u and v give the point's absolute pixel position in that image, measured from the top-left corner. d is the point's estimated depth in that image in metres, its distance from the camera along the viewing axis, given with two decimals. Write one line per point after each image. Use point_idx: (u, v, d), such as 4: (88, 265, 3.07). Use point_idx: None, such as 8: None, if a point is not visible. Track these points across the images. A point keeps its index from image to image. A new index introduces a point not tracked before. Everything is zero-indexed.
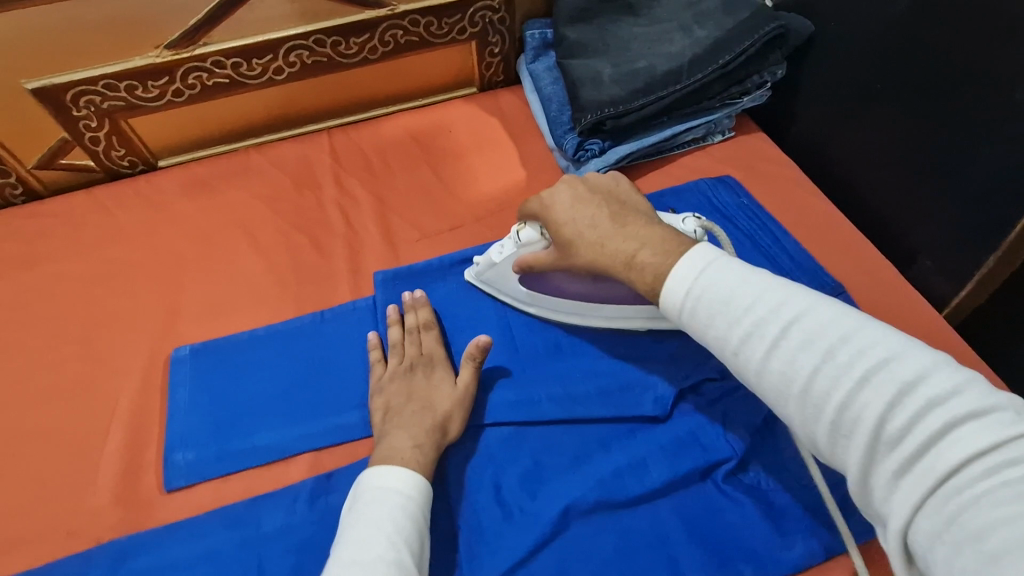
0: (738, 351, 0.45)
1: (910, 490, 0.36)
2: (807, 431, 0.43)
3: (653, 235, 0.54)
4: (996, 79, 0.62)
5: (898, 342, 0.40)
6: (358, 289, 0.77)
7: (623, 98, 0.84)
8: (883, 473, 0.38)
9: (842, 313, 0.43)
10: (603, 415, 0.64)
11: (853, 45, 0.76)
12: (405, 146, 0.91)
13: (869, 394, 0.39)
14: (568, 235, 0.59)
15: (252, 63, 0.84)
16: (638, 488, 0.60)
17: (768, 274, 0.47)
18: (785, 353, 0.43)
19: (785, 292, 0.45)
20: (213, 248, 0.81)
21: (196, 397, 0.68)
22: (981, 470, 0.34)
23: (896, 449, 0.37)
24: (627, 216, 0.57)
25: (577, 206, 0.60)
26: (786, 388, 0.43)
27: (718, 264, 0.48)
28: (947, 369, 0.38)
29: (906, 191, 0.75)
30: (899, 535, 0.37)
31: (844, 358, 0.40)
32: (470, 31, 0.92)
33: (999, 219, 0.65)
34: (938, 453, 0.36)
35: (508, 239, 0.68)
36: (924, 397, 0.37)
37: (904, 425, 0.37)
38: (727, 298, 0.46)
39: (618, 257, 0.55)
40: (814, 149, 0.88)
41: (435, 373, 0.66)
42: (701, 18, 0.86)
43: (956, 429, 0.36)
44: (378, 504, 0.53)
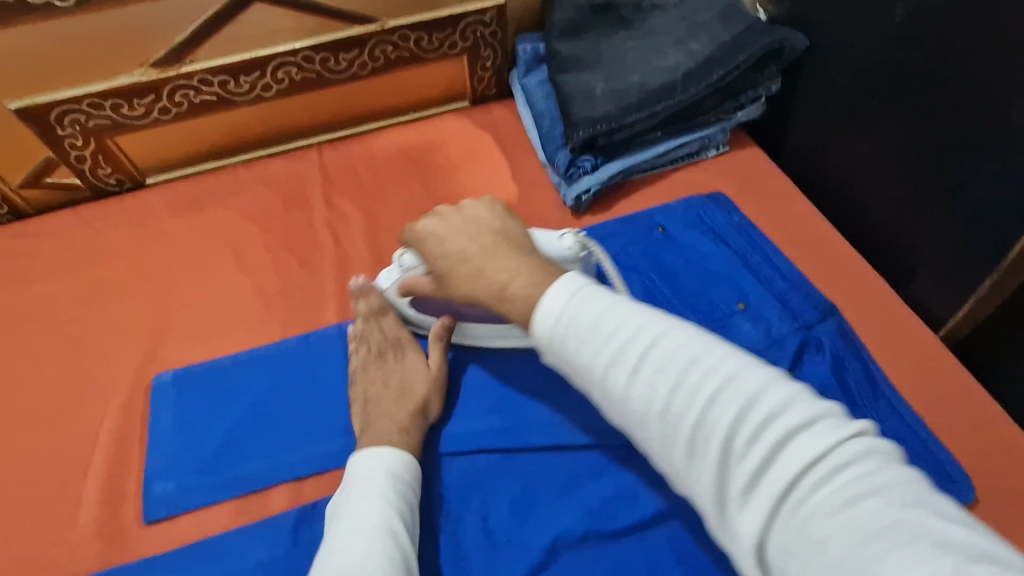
0: (602, 377, 0.45)
1: (758, 505, 0.37)
2: (667, 455, 0.43)
3: (525, 266, 0.54)
4: (991, 99, 0.60)
5: (738, 360, 0.42)
6: (345, 311, 0.76)
7: (616, 113, 0.82)
8: (734, 490, 0.39)
9: (692, 335, 0.45)
10: (592, 442, 0.63)
11: (847, 60, 0.75)
12: (395, 162, 0.90)
13: (717, 412, 0.40)
14: (445, 267, 0.60)
15: (240, 80, 0.83)
16: (629, 519, 0.59)
17: (628, 300, 0.49)
18: (643, 377, 0.43)
19: (642, 317, 0.46)
20: (200, 269, 0.80)
21: (179, 424, 0.67)
22: (814, 480, 0.36)
23: (743, 464, 0.38)
24: (502, 246, 0.58)
25: (454, 237, 0.60)
26: (645, 411, 0.43)
27: (585, 290, 0.49)
28: (779, 383, 0.41)
29: (902, 208, 0.74)
30: (755, 551, 0.37)
31: (694, 378, 0.42)
32: (461, 45, 0.91)
33: (996, 240, 0.63)
34: (780, 463, 0.37)
35: (393, 265, 0.69)
36: (763, 411, 0.39)
37: (748, 439, 0.39)
38: (593, 323, 0.46)
39: (493, 289, 0.55)
40: (810, 164, 0.87)
41: (407, 356, 0.68)
42: (695, 32, 0.85)
43: (791, 439, 0.38)
44: (371, 481, 0.56)
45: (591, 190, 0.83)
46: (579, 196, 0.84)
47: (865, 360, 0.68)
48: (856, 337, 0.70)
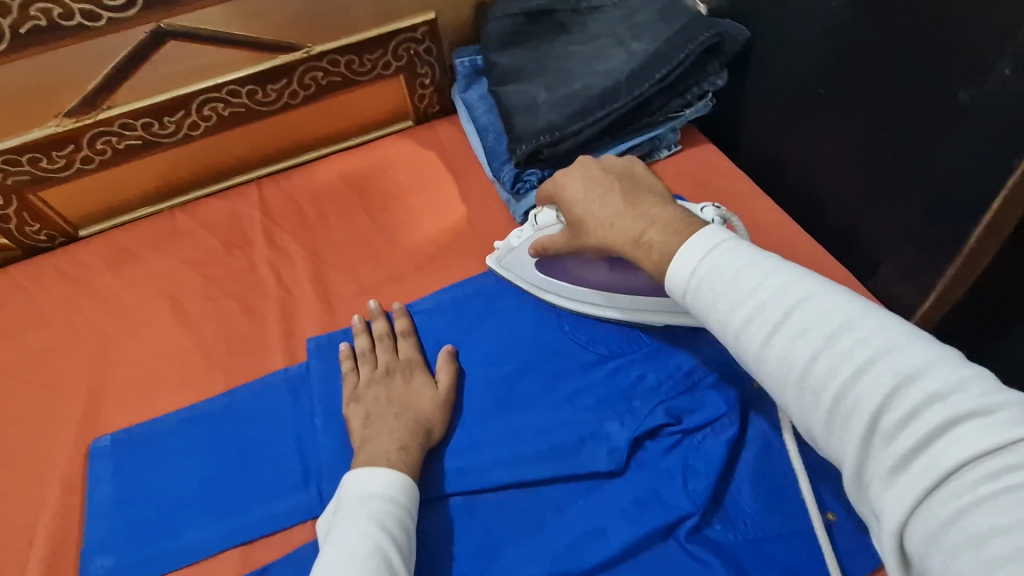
0: (739, 336, 0.43)
1: (903, 492, 0.33)
2: (807, 420, 0.40)
3: (667, 216, 0.52)
4: (939, 84, 0.56)
5: (902, 335, 0.37)
6: (291, 355, 0.72)
7: (560, 122, 0.79)
8: (876, 472, 0.35)
9: (848, 302, 0.40)
10: (554, 475, 0.60)
11: (792, 47, 0.72)
12: (339, 192, 0.86)
13: (865, 384, 0.36)
14: (581, 215, 0.59)
15: (164, 121, 0.80)
16: (597, 557, 0.56)
17: (777, 259, 0.44)
18: (785, 342, 0.40)
19: (790, 280, 0.42)
20: (138, 323, 0.76)
21: (115, 493, 0.63)
22: (978, 476, 0.31)
23: (890, 445, 0.35)
24: (640, 198, 0.56)
25: (592, 187, 0.59)
26: (783, 376, 0.40)
27: (726, 251, 0.45)
28: (948, 366, 0.35)
29: (863, 197, 0.70)
30: (896, 535, 0.34)
31: (846, 346, 0.38)
32: (395, 64, 0.88)
33: (957, 228, 0.59)
34: (938, 450, 0.33)
35: (527, 223, 0.69)
36: (923, 390, 0.34)
37: (900, 417, 0.34)
38: (734, 281, 0.43)
39: (627, 237, 0.53)
40: (766, 157, 0.83)
41: (413, 376, 0.66)
42: (636, 31, 0.82)
43: (958, 425, 0.33)
44: (367, 506, 0.52)
45: None
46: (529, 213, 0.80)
47: None
48: None
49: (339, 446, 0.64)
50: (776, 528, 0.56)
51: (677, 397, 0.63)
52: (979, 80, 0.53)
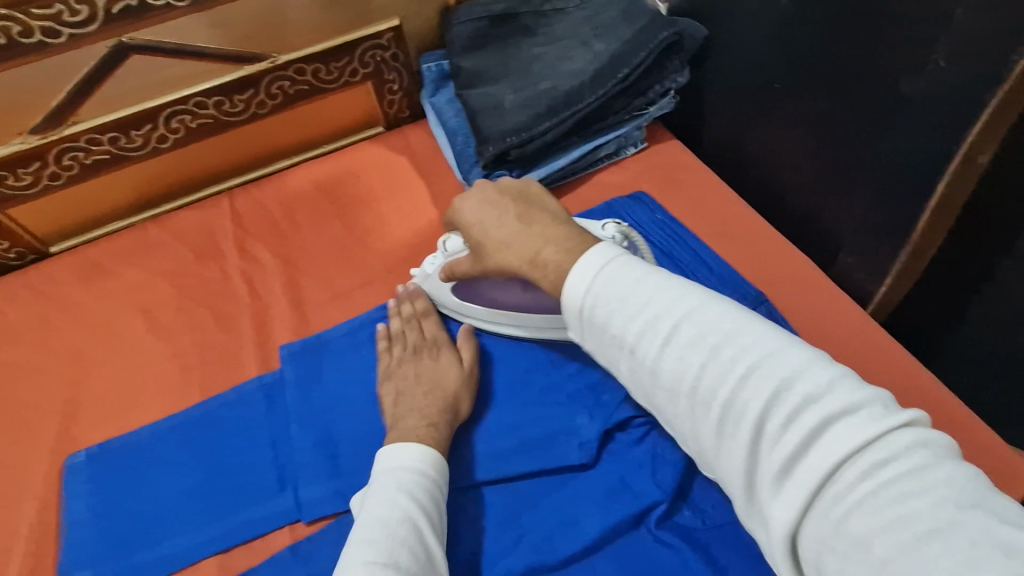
0: (635, 349, 0.45)
1: (792, 495, 0.36)
2: (693, 428, 0.42)
3: (558, 234, 0.54)
4: (882, 76, 0.58)
5: (778, 342, 0.40)
6: (266, 363, 0.73)
7: (526, 124, 0.79)
8: (766, 476, 0.37)
9: (727, 312, 0.43)
10: (526, 471, 0.61)
11: (747, 44, 0.74)
12: (311, 199, 0.87)
13: (750, 392, 0.38)
14: (479, 238, 0.60)
15: (131, 135, 0.80)
16: (570, 548, 0.57)
17: (664, 274, 0.47)
18: (675, 352, 0.42)
19: (677, 294, 0.45)
20: (112, 338, 0.76)
21: (94, 506, 0.64)
22: (856, 473, 0.34)
23: (777, 447, 0.37)
24: (534, 216, 0.57)
25: (487, 211, 0.60)
26: (676, 386, 0.42)
27: (618, 266, 0.48)
28: (821, 368, 0.38)
29: (820, 187, 0.72)
30: (788, 538, 0.36)
31: (730, 355, 0.40)
32: (362, 72, 0.89)
33: (906, 213, 0.61)
34: (818, 452, 0.35)
35: (438, 251, 0.71)
36: (801, 393, 0.37)
37: (784, 421, 0.37)
38: (628, 296, 0.46)
39: (524, 255, 0.55)
40: (728, 151, 0.85)
41: (441, 354, 0.66)
42: (599, 32, 0.84)
43: (834, 426, 0.35)
44: (397, 478, 0.54)
45: None
46: None
47: None
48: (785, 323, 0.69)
49: (314, 451, 0.65)
50: None
51: None
52: (919, 72, 0.55)
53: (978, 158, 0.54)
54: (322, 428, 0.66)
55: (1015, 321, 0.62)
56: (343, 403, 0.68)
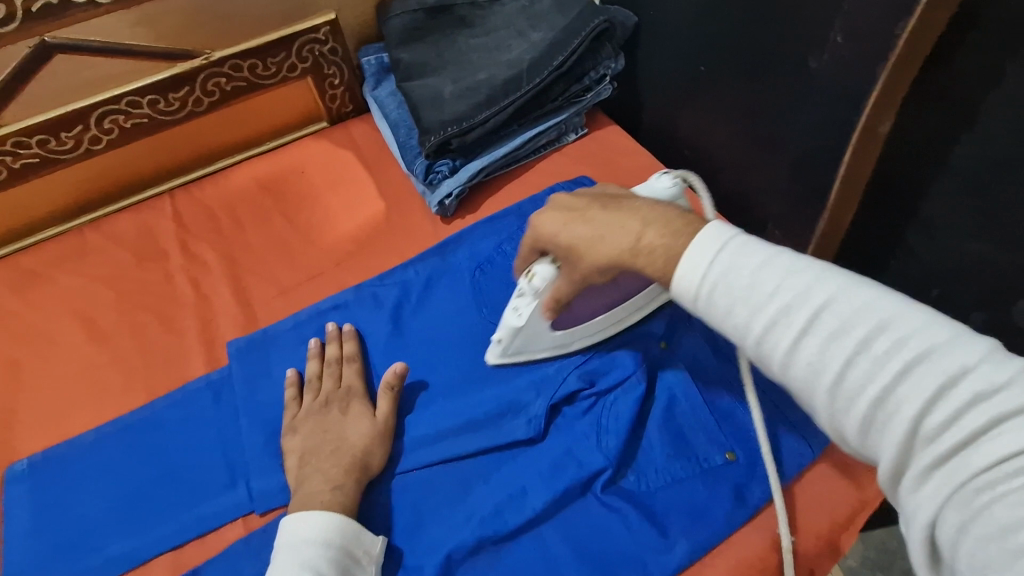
0: (761, 340, 0.42)
1: (939, 490, 0.33)
2: (834, 426, 0.40)
3: (652, 215, 0.51)
4: (791, 55, 0.62)
5: (938, 332, 0.36)
6: (213, 361, 0.72)
7: (466, 113, 0.81)
8: (913, 469, 0.35)
9: (876, 298, 0.39)
10: (474, 449, 0.63)
11: (673, 29, 0.77)
12: (254, 197, 0.86)
13: (907, 386, 0.36)
14: (570, 245, 0.55)
15: (61, 137, 0.78)
16: (519, 519, 0.58)
17: (792, 255, 0.43)
18: (812, 344, 0.39)
19: (811, 279, 0.41)
20: (51, 346, 0.74)
21: (35, 515, 0.63)
22: (1019, 469, 0.31)
23: (932, 444, 0.34)
24: (620, 203, 0.54)
25: (567, 213, 0.56)
26: (811, 378, 0.40)
27: (735, 250, 0.44)
28: (989, 362, 0.34)
29: (746, 163, 0.75)
30: (926, 531, 0.34)
31: (881, 348, 0.37)
32: (301, 66, 0.88)
33: (821, 182, 0.65)
34: (976, 450, 0.33)
35: (523, 294, 0.60)
36: (968, 390, 0.34)
37: (940, 418, 0.34)
38: (754, 284, 0.42)
39: (623, 240, 0.51)
40: (664, 134, 0.88)
41: (351, 409, 0.64)
42: (535, 22, 0.86)
43: (1001, 422, 0.32)
44: (300, 554, 0.53)
45: (454, 193, 0.81)
46: (443, 202, 0.81)
47: None
48: None
49: (265, 444, 0.65)
50: (683, 473, 0.60)
51: (593, 364, 0.67)
52: (823, 48, 0.59)
53: (880, 126, 0.58)
54: (272, 421, 0.67)
55: (924, 281, 0.67)
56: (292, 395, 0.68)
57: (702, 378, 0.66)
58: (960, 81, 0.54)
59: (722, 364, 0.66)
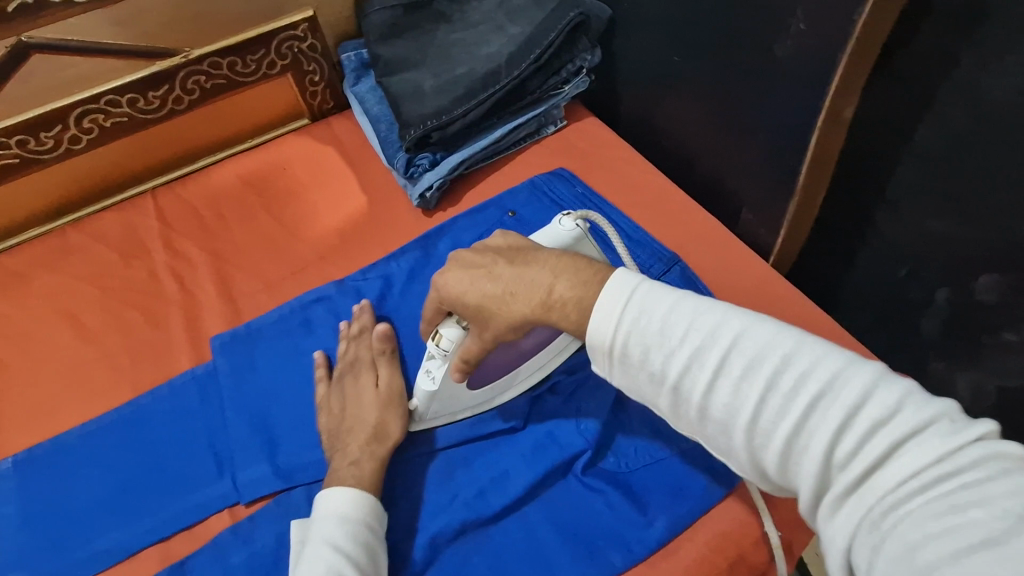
0: (676, 384, 0.43)
1: (851, 518, 0.35)
2: (752, 462, 0.41)
3: (558, 264, 0.51)
4: (759, 42, 0.64)
5: (837, 360, 0.39)
6: (198, 356, 0.73)
7: (445, 107, 0.82)
8: (829, 499, 0.37)
9: (778, 331, 0.41)
10: (459, 438, 0.64)
11: (647, 20, 0.78)
12: (237, 194, 0.87)
13: (816, 418, 0.38)
14: (476, 304, 0.53)
15: (41, 137, 0.79)
16: (502, 501, 0.60)
17: (695, 296, 0.45)
18: (726, 383, 0.41)
19: (718, 318, 0.43)
20: (36, 344, 0.75)
21: (24, 510, 0.63)
22: (919, 487, 0.33)
23: (842, 471, 0.36)
24: (523, 257, 0.53)
25: (468, 271, 0.54)
26: (728, 417, 0.41)
27: (644, 293, 0.45)
28: (883, 387, 0.37)
29: (720, 151, 0.77)
30: (843, 558, 0.36)
31: (788, 383, 0.39)
32: (281, 63, 0.89)
33: (792, 166, 0.67)
34: (882, 475, 0.35)
35: (433, 358, 0.59)
36: (869, 417, 0.36)
37: (847, 447, 0.36)
38: (663, 329, 0.44)
39: (534, 295, 0.51)
40: (642, 124, 0.90)
41: (359, 378, 0.65)
42: (512, 16, 0.87)
43: (900, 446, 0.35)
44: (323, 529, 0.54)
45: (434, 186, 0.82)
46: (425, 194, 0.83)
47: None
48: (698, 281, 0.73)
49: (251, 435, 0.66)
50: (662, 453, 0.61)
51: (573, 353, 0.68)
52: (787, 36, 0.60)
53: (844, 110, 0.60)
54: (258, 413, 0.67)
55: (893, 260, 0.69)
56: (278, 387, 0.69)
57: None
58: (918, 62, 0.56)
59: None
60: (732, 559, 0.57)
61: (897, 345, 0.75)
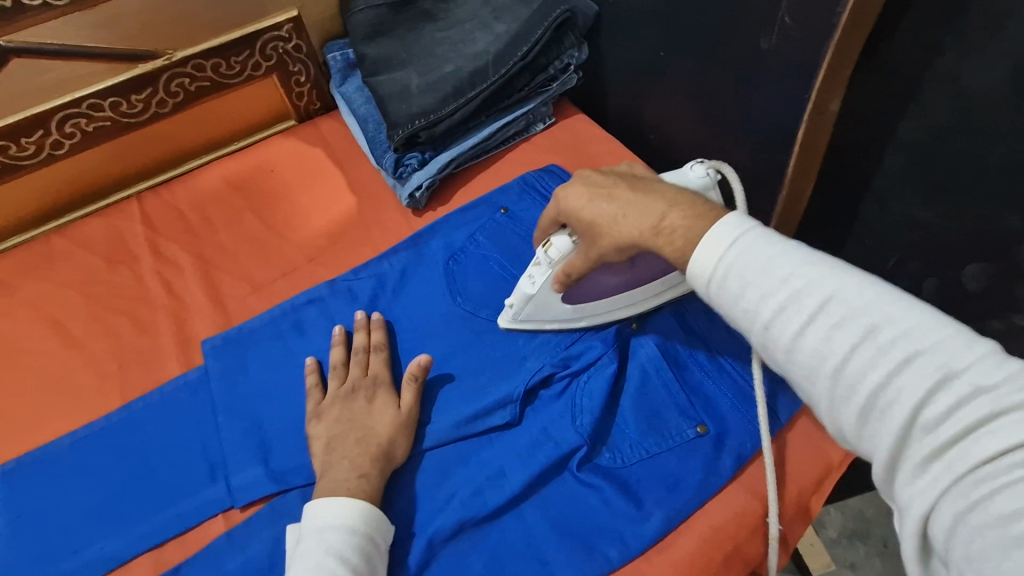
0: (766, 326, 0.42)
1: (933, 483, 0.33)
2: (835, 417, 0.40)
3: (674, 197, 0.52)
4: (744, 36, 0.64)
5: (945, 328, 0.36)
6: (188, 361, 0.72)
7: (433, 106, 0.81)
8: (912, 461, 0.35)
9: (884, 292, 0.39)
10: (451, 435, 0.64)
11: (632, 16, 0.79)
12: (223, 196, 0.86)
13: (909, 377, 0.36)
14: (590, 221, 0.57)
15: (22, 143, 0.77)
16: (498, 500, 0.60)
17: (804, 248, 0.44)
18: (818, 331, 0.40)
19: (820, 271, 0.41)
20: (21, 353, 0.73)
21: (13, 521, 0.62)
22: (1015, 463, 0.31)
23: (930, 435, 0.34)
24: (645, 185, 0.55)
25: (591, 192, 0.57)
26: (815, 366, 0.40)
27: (748, 240, 0.44)
28: (996, 362, 0.34)
29: (707, 146, 0.77)
30: (919, 524, 0.34)
31: (885, 339, 0.37)
32: (265, 64, 0.88)
33: (779, 158, 0.67)
34: (973, 442, 0.33)
35: (539, 264, 0.63)
36: (969, 383, 0.34)
37: (940, 410, 0.34)
38: (764, 271, 0.43)
39: (644, 221, 0.52)
40: (629, 120, 0.90)
41: (375, 398, 0.64)
42: (498, 13, 0.86)
43: (998, 418, 0.32)
44: (325, 540, 0.54)
45: (424, 185, 0.82)
46: (414, 194, 0.82)
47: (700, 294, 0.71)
48: None
49: (244, 440, 0.65)
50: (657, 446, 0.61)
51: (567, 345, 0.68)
52: (772, 29, 0.61)
53: (829, 104, 0.60)
54: (250, 416, 0.67)
55: (880, 251, 0.69)
56: (270, 390, 0.69)
57: (672, 355, 0.67)
58: (901, 53, 0.56)
59: (693, 340, 0.68)
60: (727, 552, 0.58)
61: None
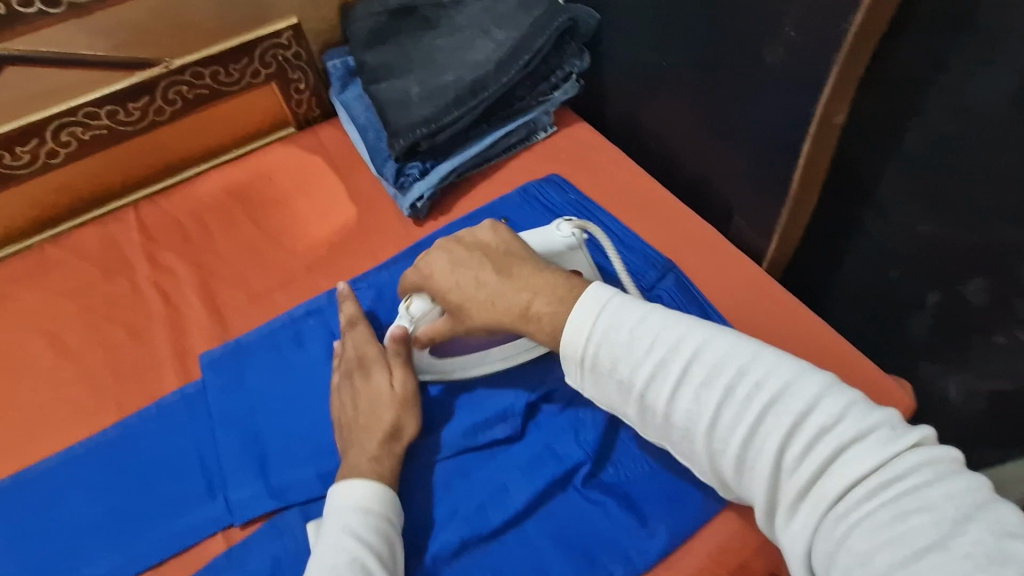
0: (643, 393, 0.47)
1: (808, 519, 0.40)
2: (714, 466, 0.46)
3: (544, 282, 0.55)
4: (747, 49, 0.64)
5: (792, 371, 0.43)
6: (186, 373, 0.71)
7: (435, 114, 0.80)
8: (785, 499, 0.41)
9: (735, 342, 0.46)
10: (454, 451, 0.63)
11: (634, 26, 0.78)
12: (221, 205, 0.85)
13: (770, 426, 0.42)
14: (456, 301, 0.58)
15: (16, 151, 0.76)
16: (501, 516, 0.59)
17: (663, 312, 0.49)
18: (689, 393, 0.45)
19: (680, 333, 0.47)
20: (16, 365, 0.72)
21: (8, 538, 0.61)
22: (864, 492, 0.38)
23: (796, 476, 0.41)
24: (512, 266, 0.57)
25: (454, 267, 0.59)
26: (689, 425, 0.45)
27: (613, 310, 0.49)
28: (834, 396, 0.42)
29: (710, 157, 0.77)
30: (805, 557, 0.40)
31: (744, 393, 0.43)
32: (264, 72, 0.87)
33: (783, 171, 0.67)
34: (831, 477, 0.40)
35: (397, 321, 0.65)
36: (816, 424, 0.41)
37: (800, 452, 0.41)
38: (633, 345, 0.48)
39: (512, 309, 0.55)
40: (630, 129, 0.89)
41: (371, 376, 0.63)
42: (499, 21, 0.85)
43: (845, 451, 0.40)
44: (342, 520, 0.54)
45: (426, 196, 0.81)
46: (415, 204, 0.82)
47: (704, 307, 0.71)
48: (694, 287, 0.73)
49: (244, 455, 0.64)
50: (660, 462, 0.61)
51: None
52: (776, 43, 0.60)
53: (834, 117, 0.60)
54: (251, 430, 0.66)
55: (883, 264, 0.69)
56: (269, 403, 0.68)
57: None
58: (906, 69, 0.56)
59: None
60: (733, 569, 0.57)
61: (890, 349, 0.75)
